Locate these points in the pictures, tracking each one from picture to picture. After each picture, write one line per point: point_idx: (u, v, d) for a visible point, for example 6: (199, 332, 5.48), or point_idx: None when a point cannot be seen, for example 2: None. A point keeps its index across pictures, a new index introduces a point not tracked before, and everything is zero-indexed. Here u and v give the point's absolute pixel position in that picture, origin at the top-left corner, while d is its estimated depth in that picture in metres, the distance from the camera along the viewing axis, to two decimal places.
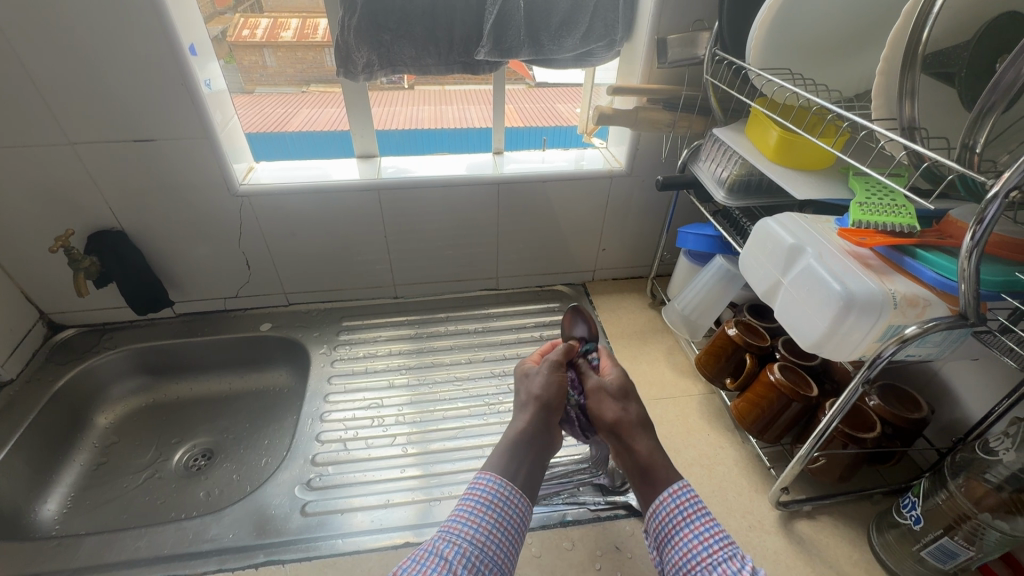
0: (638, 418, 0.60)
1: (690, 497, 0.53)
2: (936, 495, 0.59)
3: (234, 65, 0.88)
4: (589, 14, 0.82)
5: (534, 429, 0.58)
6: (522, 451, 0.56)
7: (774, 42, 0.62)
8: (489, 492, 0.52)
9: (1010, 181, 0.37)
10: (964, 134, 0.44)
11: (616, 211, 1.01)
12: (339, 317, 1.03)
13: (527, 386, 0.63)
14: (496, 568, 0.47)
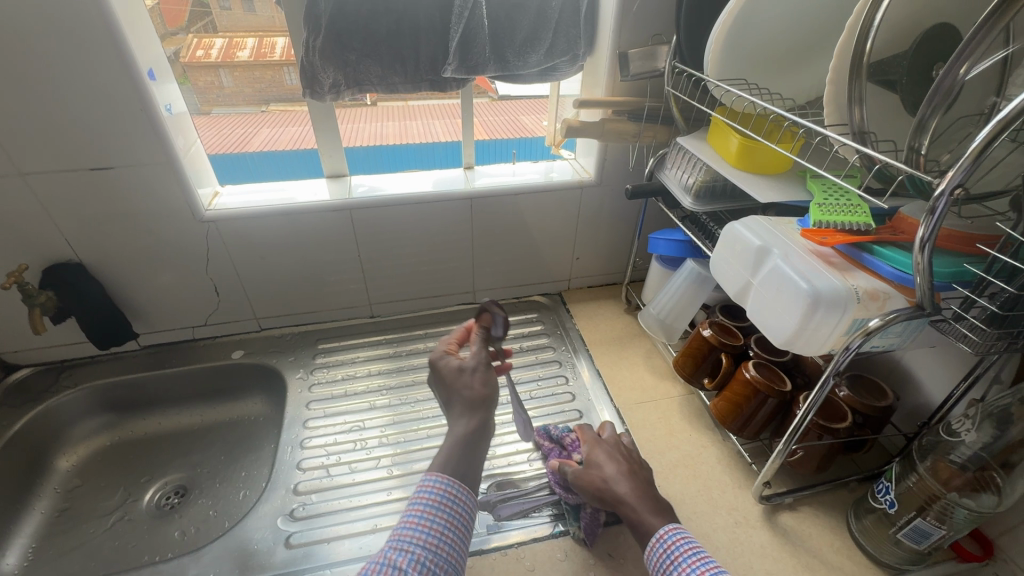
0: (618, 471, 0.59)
1: (678, 540, 0.52)
2: (906, 479, 0.61)
3: (188, 87, 0.84)
4: (552, 30, 0.84)
5: (480, 430, 0.58)
6: (470, 451, 0.57)
7: (730, 54, 0.65)
8: (433, 496, 0.53)
9: (954, 180, 0.40)
10: (911, 137, 0.47)
11: (588, 220, 1.02)
12: (315, 340, 1.01)
13: (466, 385, 0.61)
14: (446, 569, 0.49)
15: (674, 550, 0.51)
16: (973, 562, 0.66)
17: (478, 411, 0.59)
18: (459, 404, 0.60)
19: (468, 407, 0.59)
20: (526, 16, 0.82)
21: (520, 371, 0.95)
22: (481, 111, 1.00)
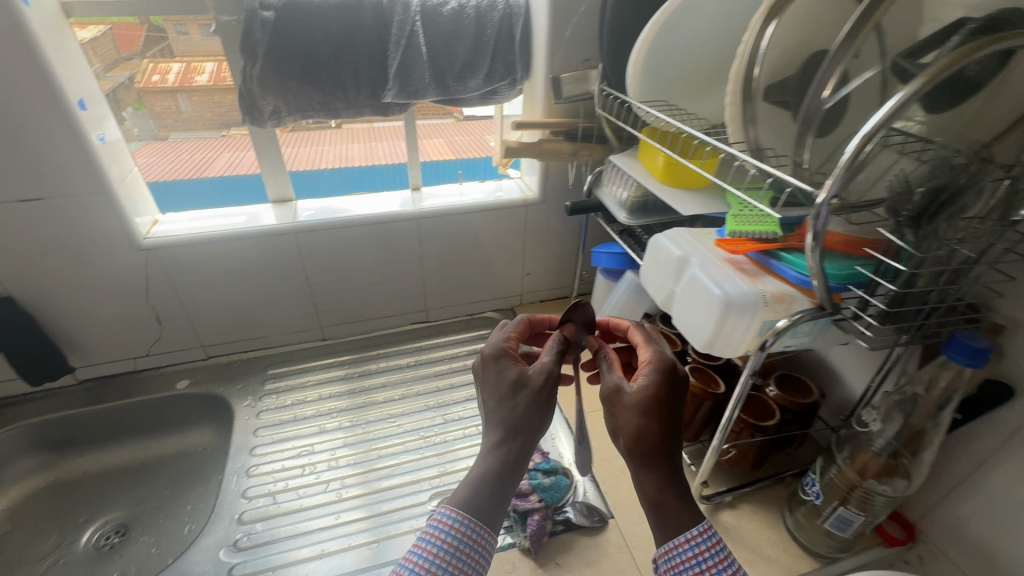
0: (659, 433, 0.50)
1: (711, 546, 0.47)
2: (828, 470, 0.65)
3: (145, 112, 0.86)
4: (489, 56, 0.87)
5: (514, 461, 0.49)
6: (499, 486, 0.48)
7: (649, 78, 0.70)
8: (442, 539, 0.45)
9: (831, 189, 0.44)
10: (794, 152, 0.51)
11: (535, 236, 1.05)
12: (264, 366, 0.99)
13: (512, 409, 0.50)
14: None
15: (693, 562, 0.47)
16: (897, 545, 0.70)
17: (518, 448, 0.49)
18: (497, 428, 0.50)
19: (508, 436, 0.49)
20: (464, 44, 0.85)
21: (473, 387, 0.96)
22: (445, 131, 1.07)
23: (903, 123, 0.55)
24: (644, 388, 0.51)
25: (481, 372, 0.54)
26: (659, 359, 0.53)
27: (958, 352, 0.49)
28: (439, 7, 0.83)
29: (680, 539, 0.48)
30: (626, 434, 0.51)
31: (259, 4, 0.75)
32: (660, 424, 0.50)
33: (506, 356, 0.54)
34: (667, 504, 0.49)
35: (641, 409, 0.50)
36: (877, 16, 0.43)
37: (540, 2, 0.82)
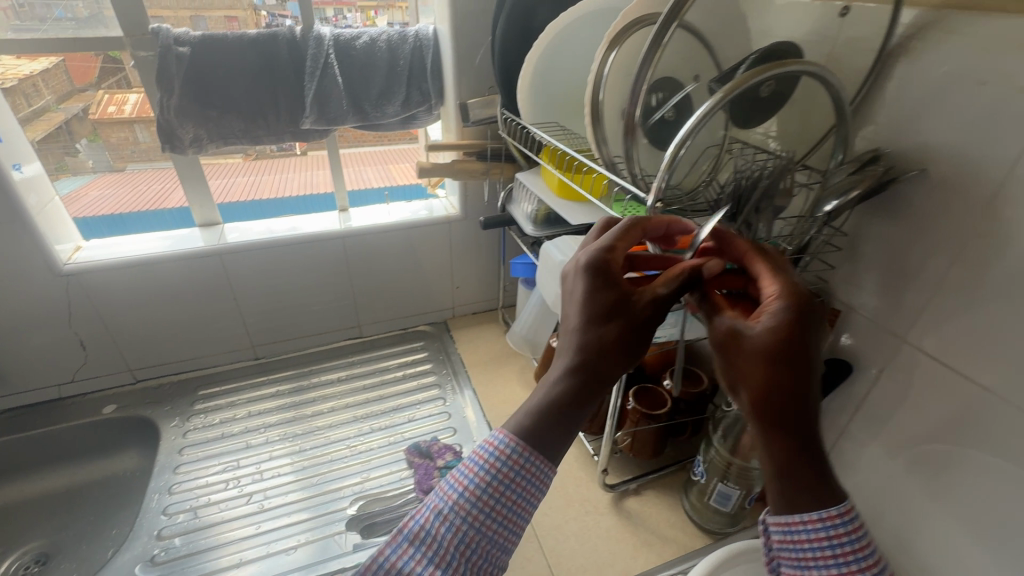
0: (788, 388, 0.39)
1: (849, 529, 0.39)
2: (709, 452, 0.70)
3: (100, 143, 0.93)
4: (403, 85, 0.94)
5: (581, 398, 0.43)
6: (560, 424, 0.42)
7: (538, 101, 0.75)
8: (498, 468, 0.41)
9: (657, 190, 0.50)
10: (633, 165, 0.57)
11: (459, 250, 1.11)
12: (194, 388, 1.01)
13: (594, 336, 0.43)
14: (490, 559, 0.41)
15: (831, 561, 0.39)
16: None
17: (594, 383, 0.43)
18: (578, 354, 0.43)
19: (588, 366, 0.43)
20: (378, 74, 0.92)
21: (401, 397, 1.00)
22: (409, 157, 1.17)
23: (756, 130, 0.61)
24: (771, 332, 0.39)
25: (572, 282, 0.47)
26: (803, 296, 0.41)
27: None
28: (352, 40, 0.90)
29: (820, 532, 0.39)
30: (745, 388, 0.40)
31: (174, 40, 0.79)
32: (790, 377, 0.39)
33: (606, 271, 0.46)
34: (798, 479, 0.39)
35: (763, 359, 0.39)
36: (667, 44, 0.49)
37: (445, 34, 0.89)
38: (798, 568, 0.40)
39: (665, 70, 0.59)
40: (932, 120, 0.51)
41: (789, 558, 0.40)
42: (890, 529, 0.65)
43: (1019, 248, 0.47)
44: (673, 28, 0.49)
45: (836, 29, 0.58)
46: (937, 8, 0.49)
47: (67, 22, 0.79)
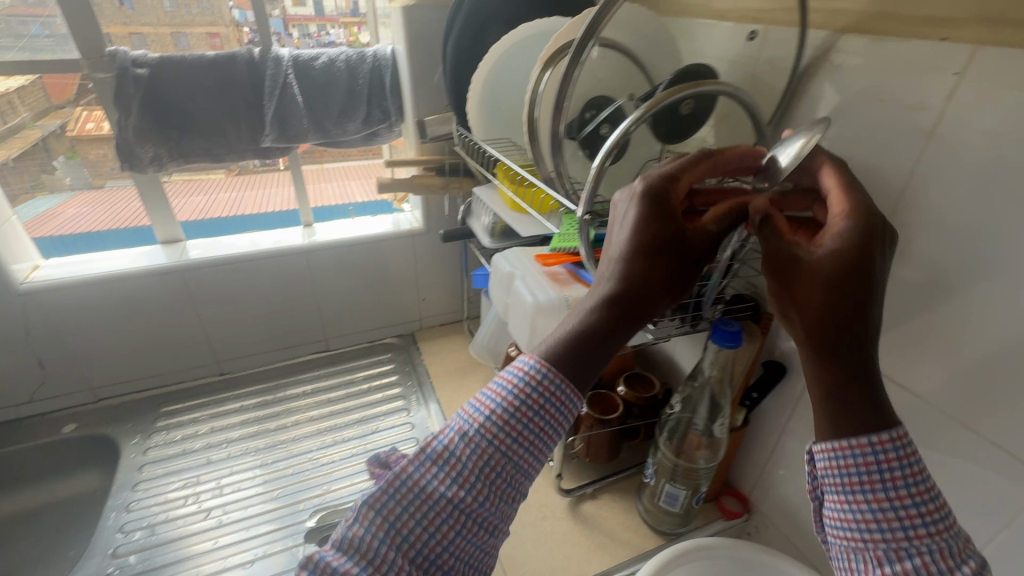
0: (842, 316, 0.38)
1: (900, 455, 0.37)
2: (656, 454, 0.73)
3: (78, 159, 0.99)
4: (363, 103, 0.97)
5: (619, 327, 0.44)
6: (598, 350, 0.44)
7: (488, 118, 0.78)
8: (526, 394, 0.42)
9: (585, 202, 0.53)
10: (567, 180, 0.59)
11: (423, 262, 1.13)
12: (157, 405, 1.00)
13: (636, 267, 0.44)
14: (512, 484, 0.42)
15: (877, 486, 0.37)
16: (734, 518, 0.79)
17: (634, 310, 0.44)
18: (621, 280, 0.44)
19: (627, 295, 0.44)
20: (338, 92, 0.94)
21: (365, 409, 1.01)
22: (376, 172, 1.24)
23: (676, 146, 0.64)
24: (830, 255, 0.38)
25: (624, 207, 0.46)
26: (866, 220, 0.39)
27: (721, 338, 0.59)
28: (311, 60, 0.92)
29: (865, 454, 0.37)
30: (795, 310, 0.40)
31: (132, 62, 0.81)
32: (842, 306, 0.37)
33: (663, 196, 0.45)
34: (847, 400, 0.38)
35: (819, 279, 0.38)
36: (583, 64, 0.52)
37: (401, 54, 0.92)
38: (843, 498, 0.38)
39: (589, 93, 0.63)
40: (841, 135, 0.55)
41: (833, 489, 0.39)
42: None
43: (920, 252, 0.50)
44: (590, 45, 0.51)
45: (757, 50, 0.62)
46: (840, 32, 0.53)
47: (44, 38, 0.81)
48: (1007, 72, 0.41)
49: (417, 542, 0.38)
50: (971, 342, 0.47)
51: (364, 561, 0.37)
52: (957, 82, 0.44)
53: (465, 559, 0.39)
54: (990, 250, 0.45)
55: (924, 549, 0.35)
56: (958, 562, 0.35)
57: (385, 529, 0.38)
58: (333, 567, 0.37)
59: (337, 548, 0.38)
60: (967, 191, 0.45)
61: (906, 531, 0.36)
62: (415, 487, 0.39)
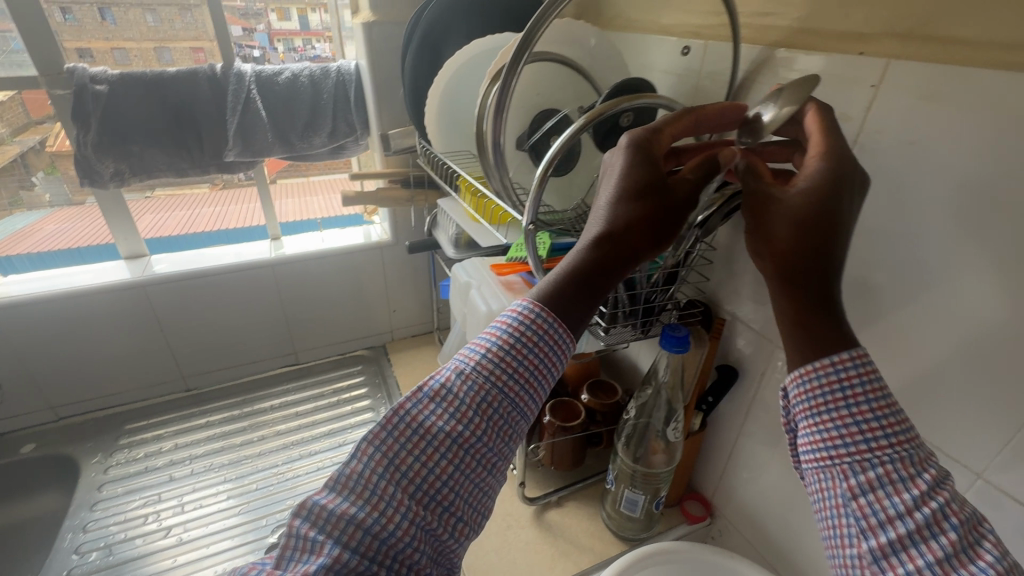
0: (811, 250, 0.39)
1: (864, 372, 0.39)
2: (615, 460, 0.74)
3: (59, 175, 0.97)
4: (328, 117, 0.97)
5: (605, 272, 0.45)
6: (584, 294, 0.45)
7: (446, 130, 0.78)
8: (520, 332, 0.44)
9: (530, 212, 0.53)
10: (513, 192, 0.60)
11: (393, 274, 1.14)
12: (121, 422, 0.99)
13: (622, 214, 0.44)
14: (508, 421, 0.44)
15: (840, 404, 0.39)
16: (697, 522, 0.79)
17: (621, 253, 0.44)
18: (608, 224, 0.44)
19: (614, 240, 0.44)
20: (302, 107, 0.95)
21: (332, 422, 1.00)
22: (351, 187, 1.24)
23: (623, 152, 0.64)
24: (803, 193, 0.39)
25: (612, 159, 0.47)
26: (841, 159, 0.40)
27: (668, 343, 0.60)
28: (274, 76, 0.93)
29: (827, 375, 0.39)
30: (769, 247, 0.41)
31: (91, 79, 0.81)
32: (812, 239, 0.39)
33: (650, 143, 0.45)
34: (811, 328, 0.40)
35: (794, 217, 0.40)
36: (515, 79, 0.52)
37: (364, 69, 0.94)
38: (811, 421, 0.40)
39: (536, 108, 0.66)
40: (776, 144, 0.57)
41: (803, 412, 0.41)
42: (785, 525, 0.68)
43: (853, 255, 0.52)
44: (527, 55, 0.51)
45: (698, 64, 0.64)
46: (770, 47, 0.56)
47: (23, 52, 0.82)
48: (916, 83, 0.43)
49: (416, 478, 0.41)
50: (900, 341, 0.49)
51: (361, 500, 0.40)
52: (875, 93, 0.47)
53: (463, 496, 0.42)
54: (912, 251, 0.46)
55: (886, 459, 0.37)
56: (918, 470, 0.37)
57: (385, 466, 0.41)
58: (329, 511, 0.40)
59: (332, 488, 0.41)
60: (889, 196, 0.47)
61: (868, 444, 0.38)
62: (412, 424, 0.42)
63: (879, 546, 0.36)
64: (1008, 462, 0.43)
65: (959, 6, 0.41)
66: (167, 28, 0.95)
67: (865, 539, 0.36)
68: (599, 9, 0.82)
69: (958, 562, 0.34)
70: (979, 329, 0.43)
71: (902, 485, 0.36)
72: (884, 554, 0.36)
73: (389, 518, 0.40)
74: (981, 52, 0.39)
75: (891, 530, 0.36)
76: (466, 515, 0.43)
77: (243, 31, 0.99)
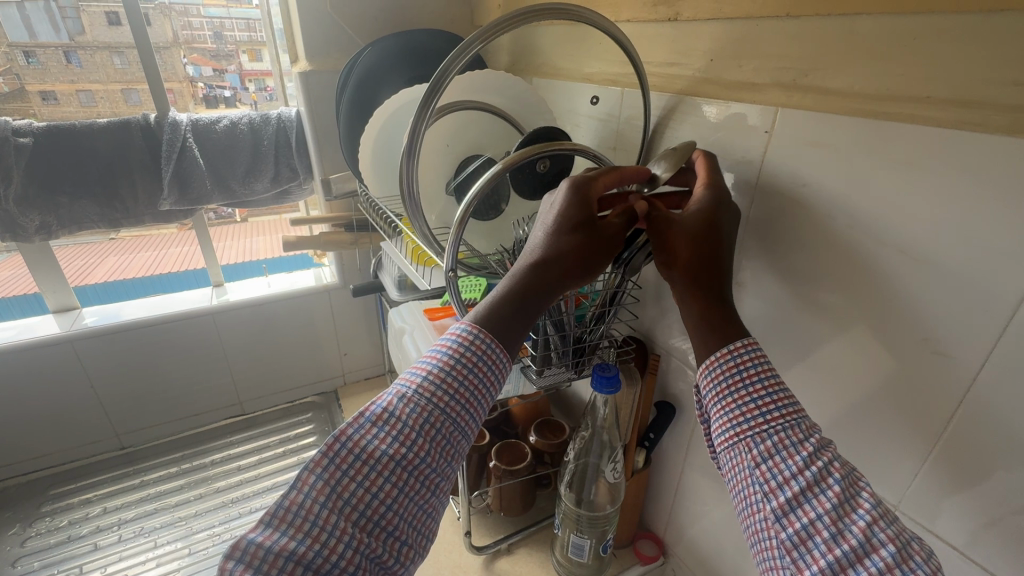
0: (710, 268, 0.45)
1: (756, 356, 0.41)
2: (560, 504, 0.72)
3: None
4: (269, 164, 0.97)
5: (539, 298, 0.45)
6: (517, 319, 0.45)
7: (382, 178, 0.79)
8: (461, 353, 0.43)
9: (450, 258, 0.53)
10: (433, 240, 0.61)
11: (342, 318, 1.12)
12: (45, 488, 0.94)
13: (560, 245, 0.45)
14: (451, 441, 0.42)
15: (739, 385, 0.41)
16: (649, 562, 0.77)
17: (557, 277, 0.45)
18: (546, 251, 0.45)
19: (548, 267, 0.45)
20: (242, 154, 0.94)
21: (276, 474, 0.96)
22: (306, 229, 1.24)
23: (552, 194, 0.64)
24: (700, 215, 0.46)
25: (555, 194, 0.48)
26: (721, 189, 0.48)
27: (600, 384, 0.58)
28: (211, 124, 0.92)
29: (727, 360, 0.42)
30: (675, 261, 0.46)
31: (13, 132, 0.79)
32: (710, 257, 0.45)
33: (586, 178, 0.47)
34: (716, 325, 0.43)
35: (693, 236, 0.45)
36: (422, 128, 0.55)
37: (304, 115, 0.94)
38: (720, 407, 0.42)
39: (464, 153, 0.68)
40: None
41: (711, 397, 0.43)
42: (731, 564, 0.67)
43: (766, 292, 0.53)
44: (437, 98, 0.54)
45: (617, 109, 0.66)
46: (679, 94, 0.58)
47: None
48: (804, 129, 0.45)
49: (359, 504, 0.38)
50: (815, 376, 0.50)
51: (301, 533, 0.36)
52: (768, 138, 0.49)
53: (408, 520, 0.39)
54: (816, 288, 0.47)
55: (780, 427, 0.39)
56: (807, 435, 0.38)
57: (326, 495, 0.37)
58: (265, 548, 0.35)
59: (268, 524, 0.36)
60: (791, 235, 0.49)
61: (764, 417, 0.40)
62: (355, 449, 0.39)
63: (779, 506, 0.37)
64: (921, 497, 0.43)
65: (832, 58, 0.43)
66: (134, 71, 0.94)
67: (768, 502, 0.38)
68: (530, 57, 0.85)
69: (844, 512, 0.35)
70: (884, 363, 0.43)
71: (793, 449, 0.38)
72: (783, 512, 0.37)
73: (332, 550, 0.36)
74: (853, 103, 0.42)
75: (787, 490, 0.37)
76: (412, 539, 0.40)
77: (214, 72, 1.06)
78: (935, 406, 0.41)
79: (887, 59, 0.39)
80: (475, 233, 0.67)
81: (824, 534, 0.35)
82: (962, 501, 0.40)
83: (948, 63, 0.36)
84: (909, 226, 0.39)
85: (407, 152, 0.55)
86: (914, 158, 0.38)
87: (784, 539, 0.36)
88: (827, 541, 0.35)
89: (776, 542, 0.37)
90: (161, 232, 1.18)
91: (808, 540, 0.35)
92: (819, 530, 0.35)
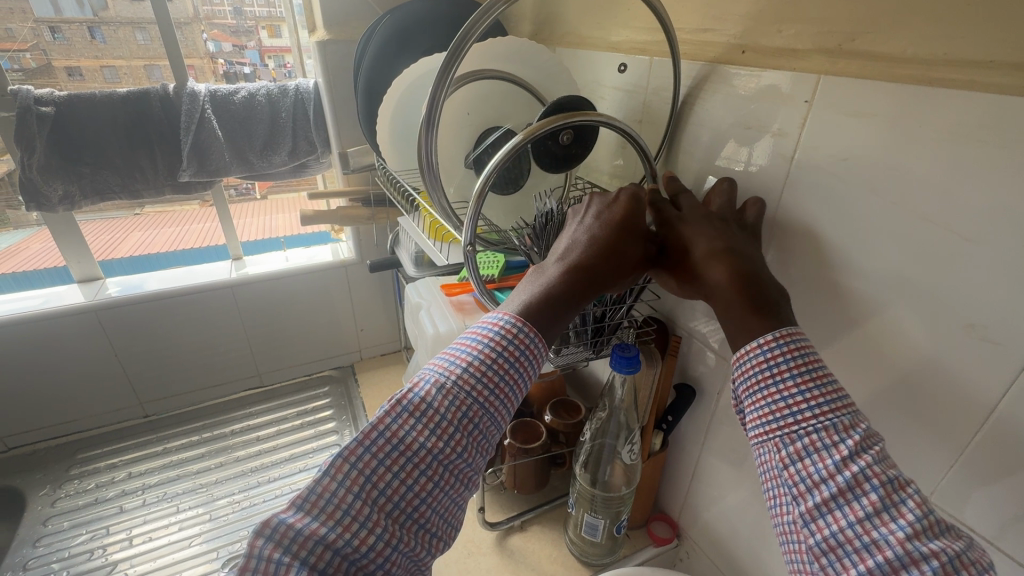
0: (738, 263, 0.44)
1: (791, 351, 0.40)
2: (575, 483, 0.72)
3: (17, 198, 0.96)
4: (288, 136, 0.96)
5: (582, 292, 0.44)
6: (560, 310, 0.44)
7: (400, 151, 0.77)
8: (503, 346, 0.42)
9: (468, 233, 0.51)
10: (451, 213, 0.59)
11: (359, 293, 1.12)
12: (73, 452, 0.96)
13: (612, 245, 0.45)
14: (486, 436, 0.41)
15: (769, 382, 0.40)
16: (663, 544, 0.77)
17: (602, 275, 0.45)
18: (595, 248, 0.45)
19: (597, 264, 0.45)
20: (260, 126, 0.94)
21: (294, 446, 0.97)
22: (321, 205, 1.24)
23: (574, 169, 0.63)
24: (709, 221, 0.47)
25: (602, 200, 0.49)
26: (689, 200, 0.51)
27: (619, 363, 0.57)
28: (229, 95, 0.91)
29: (756, 356, 0.41)
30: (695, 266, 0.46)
31: (34, 100, 0.79)
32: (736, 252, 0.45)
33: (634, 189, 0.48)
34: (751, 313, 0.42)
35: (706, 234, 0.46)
36: (441, 97, 0.53)
37: (322, 87, 0.93)
38: (750, 403, 0.41)
39: (483, 125, 0.66)
40: (720, 159, 0.56)
41: (742, 391, 0.42)
42: (747, 550, 0.66)
43: (798, 273, 0.50)
44: (457, 64, 0.51)
45: (645, 80, 0.64)
46: (710, 63, 0.55)
47: None
48: (848, 98, 0.42)
49: (393, 496, 0.37)
50: (845, 360, 0.47)
51: (332, 520, 0.36)
52: (808, 109, 0.46)
53: (440, 512, 0.39)
54: (851, 269, 0.45)
55: (811, 429, 0.37)
56: (843, 436, 0.36)
57: (360, 485, 0.37)
58: (295, 530, 0.35)
59: (299, 507, 0.36)
60: (827, 212, 0.46)
61: (794, 417, 0.39)
62: (392, 439, 0.38)
63: (807, 510, 0.37)
64: (956, 487, 0.41)
65: (884, 21, 0.40)
66: (156, 47, 0.93)
67: (797, 505, 0.37)
68: (554, 26, 0.82)
69: (880, 522, 0.34)
70: (924, 348, 0.41)
71: (826, 452, 0.36)
72: (812, 518, 0.36)
73: (362, 541, 0.36)
74: (904, 68, 0.39)
75: (816, 494, 0.36)
76: (441, 530, 0.40)
77: (234, 47, 1.04)
78: (977, 395, 0.38)
79: (947, 21, 0.36)
80: (495, 207, 0.66)
81: (855, 543, 0.34)
82: (1000, 494, 0.38)
83: (1013, 24, 0.33)
84: (959, 204, 0.37)
85: (426, 121, 0.53)
86: (968, 128, 0.35)
87: (813, 544, 0.36)
88: (859, 551, 0.34)
89: (805, 546, 0.37)
90: (185, 207, 1.20)
91: (837, 547, 0.35)
92: (849, 539, 0.34)
